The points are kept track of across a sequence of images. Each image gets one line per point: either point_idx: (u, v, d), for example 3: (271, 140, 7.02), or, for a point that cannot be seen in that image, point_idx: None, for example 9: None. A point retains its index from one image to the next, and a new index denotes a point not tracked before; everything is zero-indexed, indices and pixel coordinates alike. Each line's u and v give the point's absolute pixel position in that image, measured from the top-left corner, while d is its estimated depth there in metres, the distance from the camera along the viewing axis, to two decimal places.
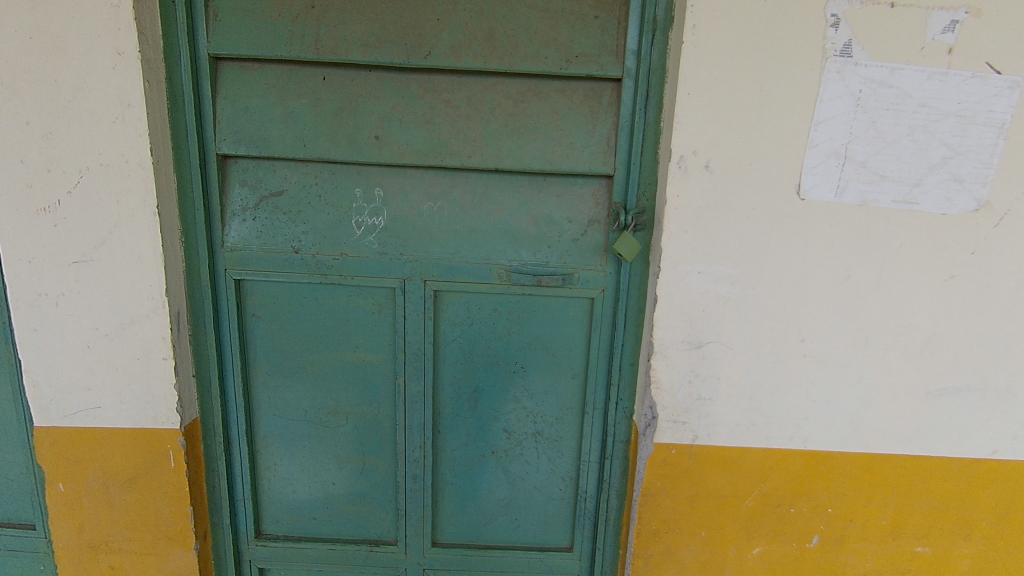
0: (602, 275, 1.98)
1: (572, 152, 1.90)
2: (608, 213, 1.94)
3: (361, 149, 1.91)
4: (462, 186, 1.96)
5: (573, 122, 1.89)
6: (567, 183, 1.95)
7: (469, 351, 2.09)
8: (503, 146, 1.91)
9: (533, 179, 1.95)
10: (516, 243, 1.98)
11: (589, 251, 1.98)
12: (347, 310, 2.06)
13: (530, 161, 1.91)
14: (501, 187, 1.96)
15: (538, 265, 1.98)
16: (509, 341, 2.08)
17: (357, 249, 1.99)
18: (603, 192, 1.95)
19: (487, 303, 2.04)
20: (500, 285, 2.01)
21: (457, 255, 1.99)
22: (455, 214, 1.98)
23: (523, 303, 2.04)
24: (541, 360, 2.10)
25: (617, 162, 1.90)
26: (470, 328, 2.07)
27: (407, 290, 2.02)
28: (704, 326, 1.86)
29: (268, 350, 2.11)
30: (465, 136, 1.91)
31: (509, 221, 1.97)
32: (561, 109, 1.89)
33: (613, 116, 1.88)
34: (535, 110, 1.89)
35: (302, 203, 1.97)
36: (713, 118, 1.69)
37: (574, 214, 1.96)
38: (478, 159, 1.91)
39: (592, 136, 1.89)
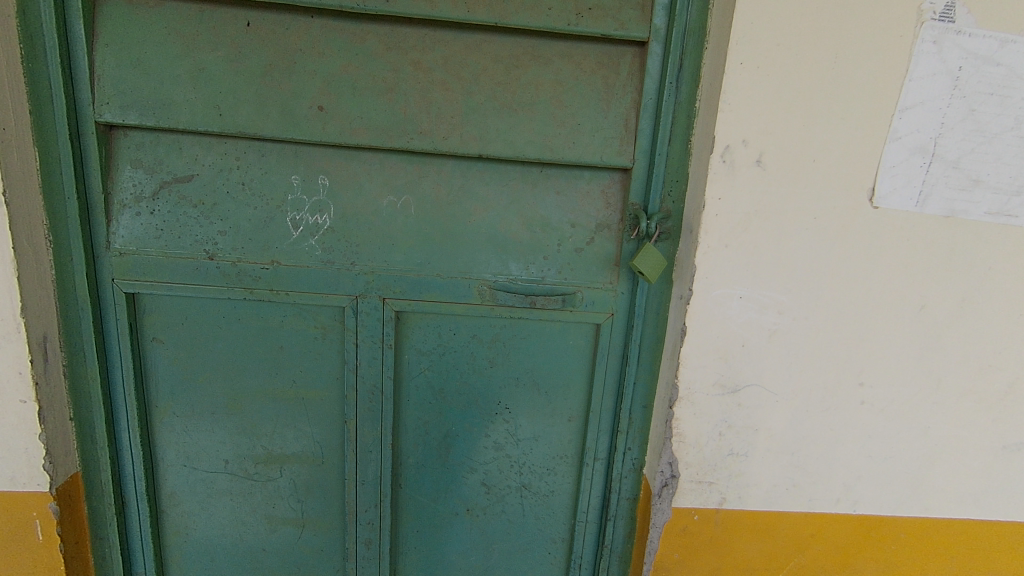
0: (612, 296, 1.56)
1: (580, 136, 1.46)
2: (623, 218, 1.52)
3: (299, 124, 1.43)
4: (435, 177, 1.51)
5: (582, 97, 1.45)
6: (570, 177, 1.52)
7: (439, 387, 1.66)
8: (489, 126, 1.45)
9: (527, 170, 1.52)
10: (504, 253, 1.55)
11: (596, 264, 1.55)
12: (281, 334, 1.59)
13: (524, 148, 1.46)
14: (486, 180, 1.52)
15: (530, 281, 1.56)
16: (491, 376, 1.65)
17: (293, 256, 1.51)
18: (616, 191, 1.53)
19: (464, 328, 1.61)
20: (481, 306, 1.57)
21: (427, 266, 1.54)
22: (424, 213, 1.52)
23: (510, 328, 1.61)
24: (530, 400, 1.67)
25: (637, 152, 1.47)
26: (441, 359, 1.63)
27: (359, 311, 1.55)
28: (743, 366, 1.46)
29: (176, 384, 1.62)
30: (440, 110, 1.44)
31: (495, 223, 1.54)
32: (567, 79, 1.44)
33: (633, 93, 1.45)
34: (532, 80, 1.44)
35: (219, 193, 1.48)
36: (770, 98, 1.28)
37: (578, 217, 1.54)
38: (456, 142, 1.46)
39: (605, 117, 1.46)
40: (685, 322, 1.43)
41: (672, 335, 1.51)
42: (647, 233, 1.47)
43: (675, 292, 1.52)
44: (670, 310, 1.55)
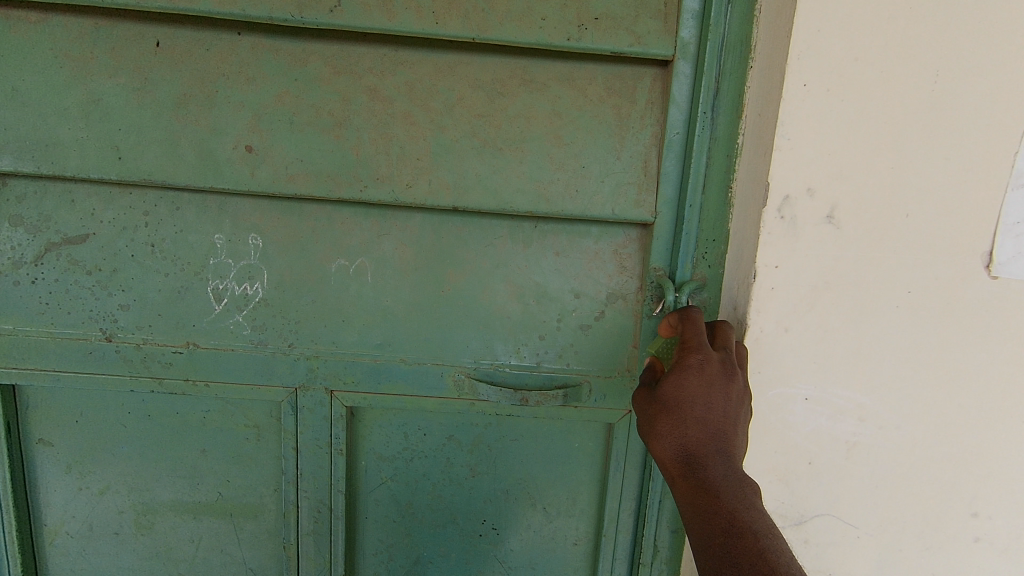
0: (629, 387, 1.20)
1: (584, 183, 1.12)
2: (642, 287, 1.17)
3: (221, 169, 1.11)
4: (398, 235, 1.18)
5: (586, 132, 1.11)
6: (573, 235, 1.18)
7: (406, 501, 1.29)
8: (465, 170, 1.12)
9: (517, 226, 1.18)
10: (489, 332, 1.20)
11: (608, 346, 1.20)
12: (204, 434, 1.24)
13: (511, 198, 1.12)
14: (464, 238, 1.18)
15: (523, 368, 1.20)
16: (473, 488, 1.28)
17: (215, 337, 1.17)
18: (633, 251, 1.18)
19: (438, 429, 1.25)
20: (457, 401, 1.21)
21: (387, 349, 1.19)
22: (384, 280, 1.18)
23: (496, 429, 1.25)
24: (524, 518, 1.30)
25: (660, 202, 1.12)
26: (409, 467, 1.27)
27: (301, 407, 1.20)
28: (811, 492, 1.06)
29: (70, 497, 1.27)
30: (402, 151, 1.11)
31: (476, 293, 1.19)
32: (567, 109, 1.11)
33: (653, 126, 1.11)
34: (522, 111, 1.11)
35: (121, 257, 1.15)
36: (846, 129, 0.92)
37: (583, 285, 1.19)
38: (423, 191, 1.12)
39: (617, 157, 1.11)
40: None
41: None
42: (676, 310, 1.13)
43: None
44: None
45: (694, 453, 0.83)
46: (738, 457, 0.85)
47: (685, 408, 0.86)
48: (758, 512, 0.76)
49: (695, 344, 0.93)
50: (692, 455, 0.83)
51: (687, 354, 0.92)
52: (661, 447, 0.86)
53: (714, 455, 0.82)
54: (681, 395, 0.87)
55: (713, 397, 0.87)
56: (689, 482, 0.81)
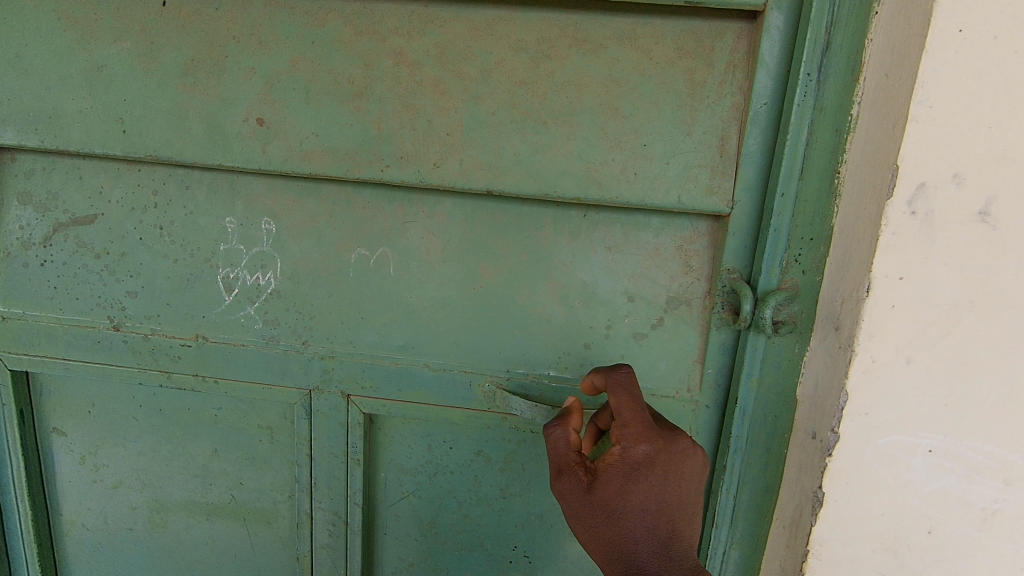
0: (690, 411, 1.02)
1: (645, 165, 0.93)
2: (712, 293, 0.97)
3: (230, 144, 0.99)
4: (425, 223, 1.03)
5: (650, 103, 0.92)
6: (629, 228, 0.99)
7: (429, 519, 1.15)
8: (503, 148, 0.95)
9: (563, 215, 1.01)
10: (525, 337, 1.04)
11: (667, 359, 1.01)
12: (216, 433, 1.15)
13: (557, 181, 0.95)
14: (501, 228, 1.02)
15: (565, 380, 1.04)
16: (503, 511, 1.13)
17: (225, 330, 1.07)
18: (701, 248, 0.98)
19: (466, 443, 1.10)
20: (488, 414, 1.06)
21: (410, 353, 1.05)
22: (409, 274, 1.04)
23: (532, 447, 1.09)
24: (560, 549, 1.14)
25: (740, 188, 0.92)
26: (433, 482, 1.13)
27: (316, 412, 1.08)
28: (930, 568, 0.82)
29: (85, 489, 1.21)
30: (429, 125, 0.95)
31: (512, 291, 1.03)
32: (627, 75, 0.91)
33: (735, 95, 0.90)
34: (573, 77, 0.93)
35: (129, 240, 1.06)
36: (1011, 95, 0.68)
37: (639, 287, 1.00)
38: (452, 172, 0.96)
39: (687, 134, 0.91)
40: (823, 487, 0.84)
41: (795, 498, 0.92)
42: (758, 327, 0.91)
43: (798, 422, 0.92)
44: (789, 451, 0.95)
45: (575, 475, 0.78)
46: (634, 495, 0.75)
47: (627, 521, 0.73)
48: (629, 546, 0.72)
49: (635, 430, 0.77)
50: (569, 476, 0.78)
51: (629, 443, 0.76)
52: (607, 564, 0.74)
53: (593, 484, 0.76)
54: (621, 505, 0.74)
55: (655, 505, 0.74)
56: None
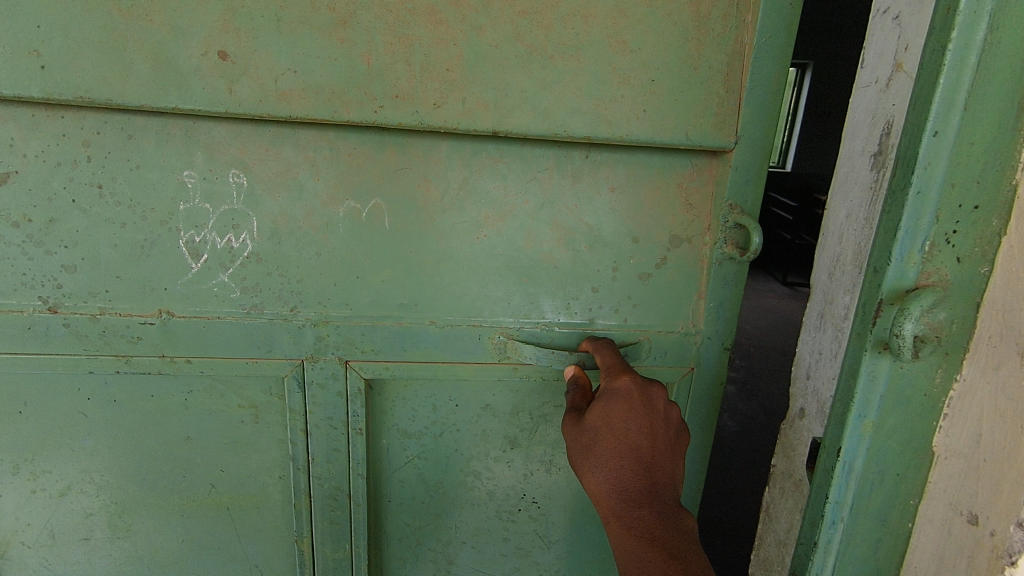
0: (694, 343, 1.05)
1: (653, 102, 0.91)
2: (713, 229, 1.00)
3: (186, 83, 0.83)
4: (420, 169, 0.95)
5: (657, 38, 0.89)
6: (634, 168, 0.98)
7: (435, 480, 1.12)
8: (507, 86, 0.89)
9: (565, 156, 0.97)
10: (532, 286, 1.01)
11: (672, 297, 1.04)
12: (187, 420, 1.02)
13: (566, 119, 0.91)
14: (502, 172, 0.96)
15: (574, 325, 1.04)
16: (511, 462, 1.13)
17: (194, 303, 0.93)
18: (701, 185, 0.99)
19: (472, 398, 1.07)
20: (497, 367, 1.03)
21: (412, 311, 0.99)
22: (405, 225, 0.96)
23: (539, 395, 1.08)
24: (568, 490, 1.15)
25: (746, 121, 0.93)
26: (438, 443, 1.09)
27: (310, 383, 0.99)
28: None
29: (22, 502, 1.04)
30: (427, 60, 0.87)
31: (517, 238, 0.99)
32: (634, 6, 0.88)
33: (739, 29, 0.90)
34: (579, 7, 0.87)
35: (58, 204, 0.88)
36: None
37: (642, 227, 1.01)
38: (455, 112, 0.89)
39: (694, 69, 0.90)
40: None
41: None
42: (893, 347, 0.65)
43: (936, 482, 0.75)
44: (915, 522, 0.78)
45: (578, 418, 0.91)
46: (622, 428, 0.87)
47: (608, 439, 0.87)
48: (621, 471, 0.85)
49: (616, 369, 0.92)
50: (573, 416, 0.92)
51: (611, 380, 0.91)
52: (593, 477, 0.87)
53: (591, 420, 0.89)
54: (604, 428, 0.87)
55: (635, 428, 0.87)
56: (623, 509, 0.84)
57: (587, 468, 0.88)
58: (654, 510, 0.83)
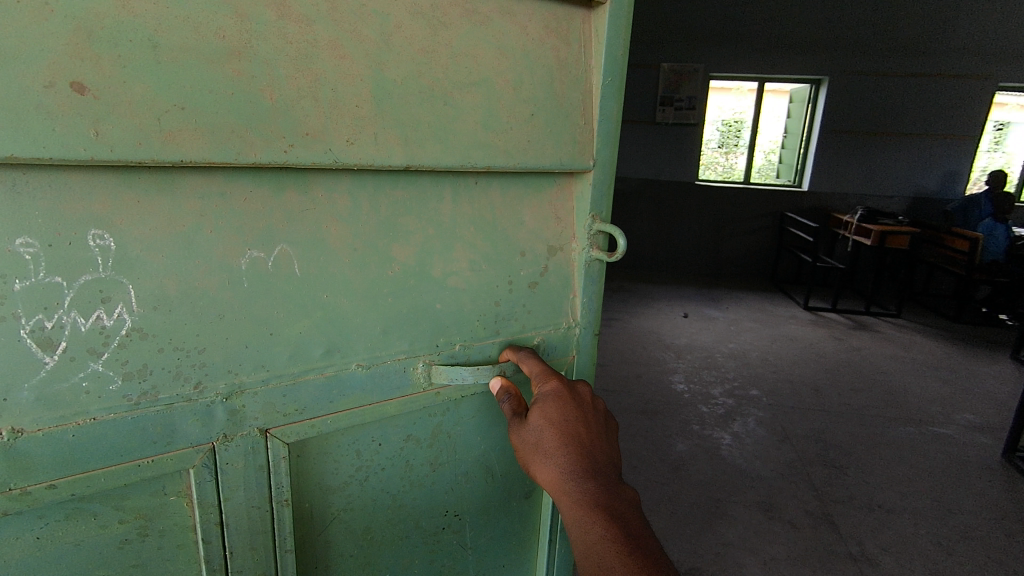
0: (573, 334, 1.17)
1: (535, 133, 0.98)
2: (579, 237, 1.10)
3: (24, 122, 0.63)
4: (326, 210, 0.86)
5: (532, 76, 0.96)
6: (516, 190, 1.02)
7: (363, 529, 1.03)
8: (410, 122, 0.87)
9: (459, 183, 0.96)
10: (444, 309, 1.00)
11: (554, 299, 1.13)
12: (43, 560, 0.78)
13: (470, 152, 0.92)
14: (408, 204, 0.92)
15: (484, 340, 1.06)
16: (433, 485, 1.09)
17: (51, 409, 0.72)
18: (565, 200, 1.08)
19: (396, 434, 1.01)
20: (421, 396, 1.01)
21: (332, 359, 0.90)
22: (314, 267, 0.86)
23: (454, 414, 1.07)
24: (485, 497, 1.16)
25: (599, 146, 1.05)
26: (365, 490, 1.01)
27: (223, 467, 0.85)
28: None
29: None
30: (335, 95, 0.82)
31: (427, 267, 0.96)
32: (510, 47, 0.93)
33: (586, 72, 1.01)
34: (468, 47, 0.90)
35: None
36: None
37: (528, 243, 1.06)
38: (370, 147, 0.85)
39: (562, 103, 0.99)
40: None
41: None
42: None
43: None
44: None
45: (519, 422, 0.94)
46: (560, 421, 0.91)
47: (552, 434, 0.89)
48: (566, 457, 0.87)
49: (544, 374, 0.99)
50: (513, 423, 0.95)
51: (542, 384, 0.97)
52: (543, 471, 0.87)
53: (531, 419, 0.92)
54: (545, 421, 0.91)
55: (571, 418, 0.91)
56: (572, 491, 0.83)
57: (535, 464, 0.89)
58: (601, 483, 0.83)
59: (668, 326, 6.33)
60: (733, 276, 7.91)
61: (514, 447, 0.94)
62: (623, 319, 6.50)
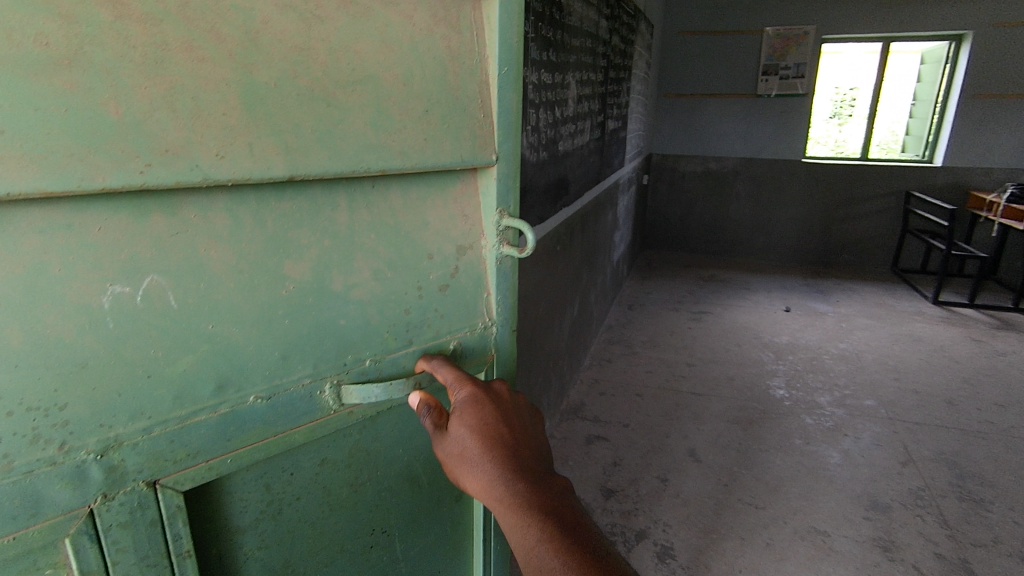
0: (492, 333, 1.17)
1: (431, 130, 0.93)
2: (488, 234, 1.10)
3: None
4: (203, 231, 0.76)
5: (423, 70, 0.90)
6: (418, 191, 0.98)
7: (282, 563, 0.97)
8: (288, 130, 0.78)
9: (354, 189, 0.89)
10: (350, 325, 0.94)
11: (469, 299, 1.12)
12: None
13: (362, 157, 0.86)
14: (298, 217, 0.84)
15: (397, 351, 1.01)
16: (359, 506, 1.05)
17: None
18: (471, 197, 1.07)
19: (309, 459, 0.94)
20: (333, 419, 0.95)
21: (226, 393, 0.81)
22: (194, 298, 0.76)
23: (371, 429, 1.03)
24: (412, 504, 1.15)
25: (499, 140, 1.04)
26: (281, 524, 0.94)
27: (107, 530, 0.74)
28: None
29: None
30: (198, 104, 0.71)
31: (325, 280, 0.89)
32: (396, 41, 0.87)
33: (483, 62, 0.98)
34: (348, 43, 0.82)
35: None
36: None
37: (435, 243, 1.03)
38: (246, 161, 0.75)
39: (458, 96, 0.95)
40: None
41: None
42: None
43: None
44: None
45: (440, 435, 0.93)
46: (477, 425, 0.91)
47: (473, 441, 0.89)
48: (491, 460, 0.86)
49: (457, 379, 0.98)
50: (434, 437, 0.95)
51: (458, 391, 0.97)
52: (472, 479, 0.87)
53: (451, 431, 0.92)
54: (469, 430, 0.90)
55: (490, 421, 0.92)
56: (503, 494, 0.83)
57: (465, 472, 0.89)
58: (529, 479, 0.83)
59: (768, 320, 5.73)
60: (840, 264, 7.10)
61: (442, 461, 0.94)
62: (716, 312, 6.00)
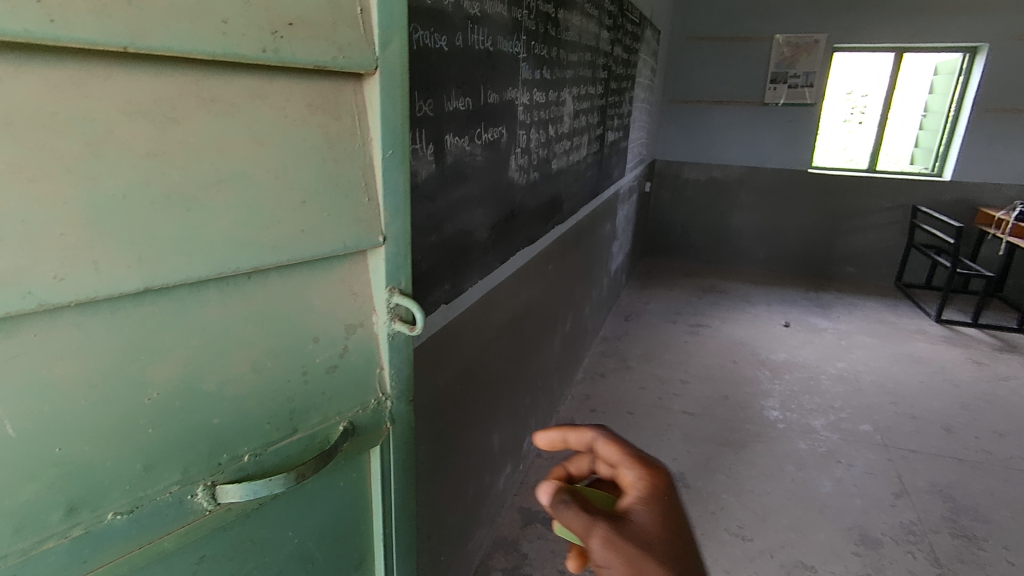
0: (387, 406, 1.17)
1: (309, 220, 0.91)
2: (380, 311, 1.09)
3: None
4: (49, 352, 0.70)
5: (298, 161, 0.87)
6: (300, 277, 0.95)
7: None
8: (142, 239, 0.73)
9: (227, 285, 0.85)
10: (224, 423, 0.90)
11: (361, 377, 1.11)
12: None
13: (232, 258, 0.82)
14: (162, 323, 0.79)
15: (280, 441, 0.99)
16: None
17: None
18: (360, 275, 1.05)
19: (184, 563, 0.91)
20: (210, 519, 0.91)
21: (79, 515, 0.77)
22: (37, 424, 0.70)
23: (257, 519, 1.00)
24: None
25: (387, 219, 1.03)
26: None
27: None
28: None
29: None
30: (27, 224, 0.64)
31: (195, 381, 0.85)
32: (265, 134, 0.83)
33: (366, 145, 0.96)
34: (209, 141, 0.77)
35: None
36: None
37: (322, 326, 1.01)
38: (92, 278, 0.69)
39: (337, 183, 0.93)
40: None
41: None
42: None
43: None
44: None
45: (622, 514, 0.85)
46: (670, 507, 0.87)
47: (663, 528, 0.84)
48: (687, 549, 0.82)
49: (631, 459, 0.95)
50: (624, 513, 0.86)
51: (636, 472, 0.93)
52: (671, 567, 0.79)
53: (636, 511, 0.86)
54: (656, 521, 0.84)
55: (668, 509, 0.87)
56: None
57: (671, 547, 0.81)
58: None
59: (767, 336, 5.62)
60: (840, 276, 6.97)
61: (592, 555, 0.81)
62: (714, 326, 5.88)
